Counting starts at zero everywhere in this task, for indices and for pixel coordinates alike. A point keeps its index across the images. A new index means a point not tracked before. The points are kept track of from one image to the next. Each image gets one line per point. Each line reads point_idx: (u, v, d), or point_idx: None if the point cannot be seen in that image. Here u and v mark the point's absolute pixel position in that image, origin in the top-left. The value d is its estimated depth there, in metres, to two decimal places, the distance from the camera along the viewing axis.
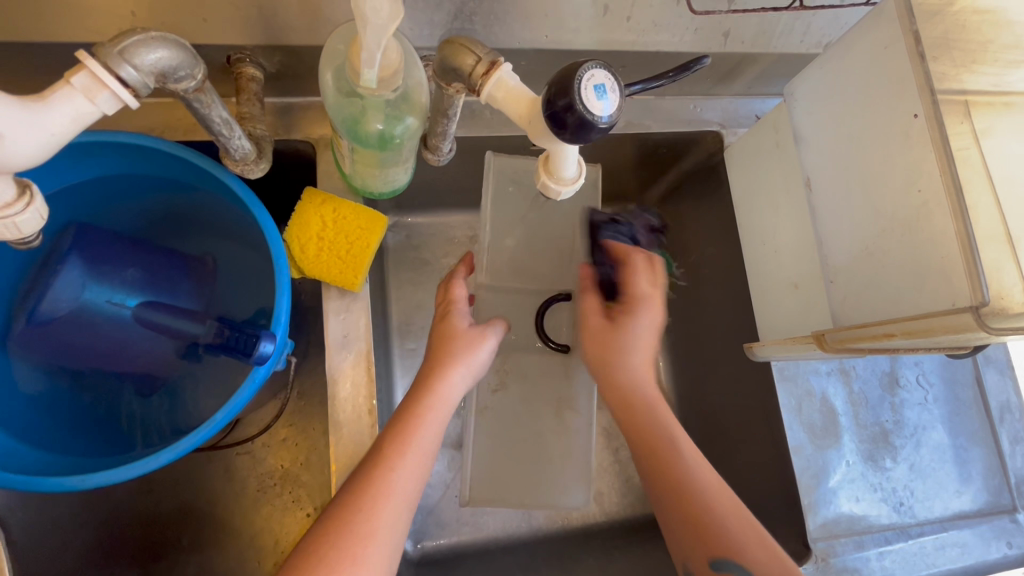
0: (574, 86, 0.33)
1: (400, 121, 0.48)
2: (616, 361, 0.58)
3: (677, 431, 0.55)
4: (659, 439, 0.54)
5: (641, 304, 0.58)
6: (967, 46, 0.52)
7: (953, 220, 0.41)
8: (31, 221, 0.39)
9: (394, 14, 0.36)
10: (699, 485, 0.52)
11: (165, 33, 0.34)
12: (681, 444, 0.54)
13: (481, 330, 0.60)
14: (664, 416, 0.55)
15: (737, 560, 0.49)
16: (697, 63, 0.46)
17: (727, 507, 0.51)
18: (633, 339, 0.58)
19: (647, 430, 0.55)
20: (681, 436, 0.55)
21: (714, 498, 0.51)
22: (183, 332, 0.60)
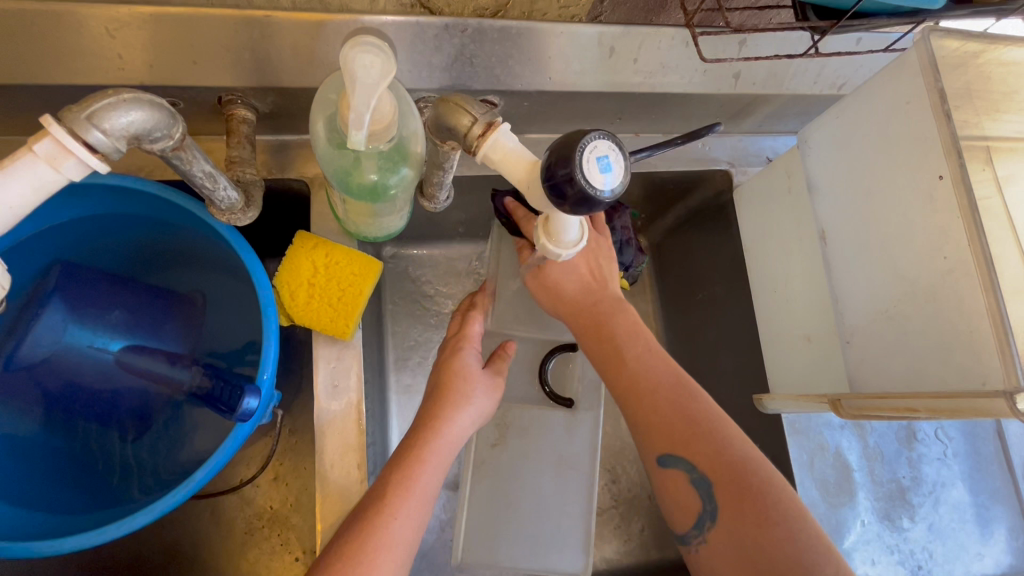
0: (575, 157, 0.30)
1: (394, 172, 0.46)
2: (558, 281, 0.55)
3: (629, 335, 0.52)
4: (608, 345, 0.52)
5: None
6: (991, 97, 0.49)
7: (983, 295, 0.38)
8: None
9: (385, 73, 0.34)
10: (646, 385, 0.49)
11: (138, 94, 0.32)
12: (630, 348, 0.52)
13: (490, 373, 0.57)
14: (614, 322, 0.53)
15: (687, 457, 0.47)
16: (708, 131, 0.50)
17: (672, 405, 0.48)
18: (556, 256, 0.55)
19: (597, 336, 0.53)
20: (636, 340, 0.52)
21: (657, 398, 0.49)
22: (165, 377, 0.57)
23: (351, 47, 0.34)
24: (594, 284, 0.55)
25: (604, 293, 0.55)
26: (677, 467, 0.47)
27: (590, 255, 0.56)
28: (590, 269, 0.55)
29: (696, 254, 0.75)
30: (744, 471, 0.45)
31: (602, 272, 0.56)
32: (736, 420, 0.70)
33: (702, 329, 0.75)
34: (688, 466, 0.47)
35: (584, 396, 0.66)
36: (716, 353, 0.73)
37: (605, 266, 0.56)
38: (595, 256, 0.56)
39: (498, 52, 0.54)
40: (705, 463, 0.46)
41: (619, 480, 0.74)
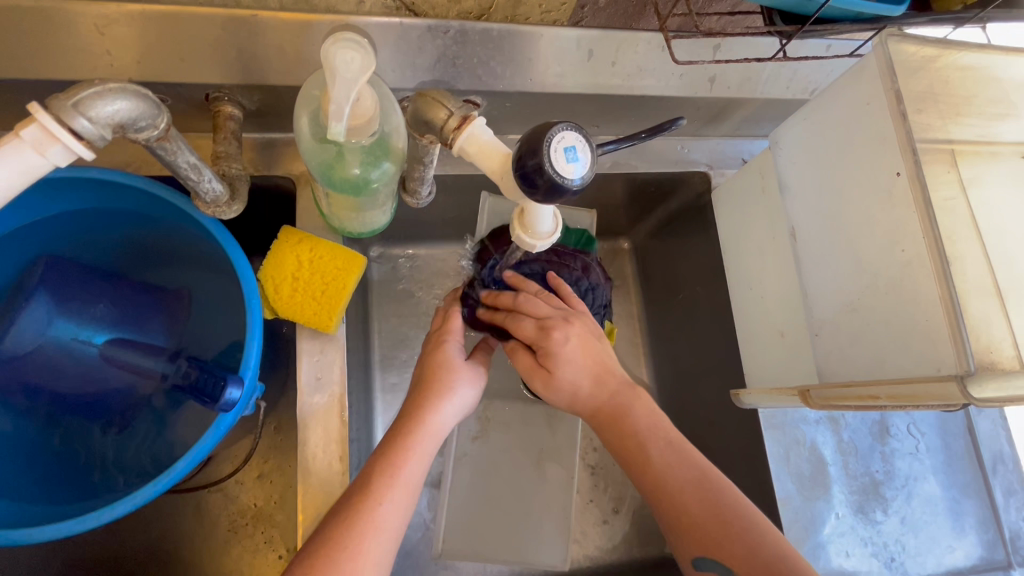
0: (543, 149, 0.32)
1: (376, 166, 0.47)
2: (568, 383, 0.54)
3: (650, 429, 0.52)
4: (630, 440, 0.52)
5: (545, 328, 0.54)
6: (951, 100, 0.52)
7: (937, 284, 0.40)
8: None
9: (365, 67, 0.36)
10: (672, 484, 0.49)
11: (124, 84, 0.33)
12: (654, 443, 0.51)
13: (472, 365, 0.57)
14: (633, 413, 0.53)
15: (723, 560, 0.47)
16: (672, 125, 0.48)
17: (701, 503, 0.48)
18: (563, 360, 0.53)
19: (618, 431, 0.53)
20: (658, 434, 0.52)
21: (686, 498, 0.49)
22: (149, 370, 0.58)
23: (333, 42, 0.35)
24: (605, 374, 0.54)
25: (617, 383, 0.54)
26: (712, 568, 0.48)
27: (590, 346, 0.54)
28: (595, 362, 0.54)
29: (677, 254, 0.77)
30: (777, 568, 0.45)
31: (604, 359, 0.55)
32: (715, 415, 0.72)
33: (683, 328, 0.77)
34: (724, 568, 0.47)
35: None
36: (696, 350, 0.75)
37: (605, 352, 0.56)
38: (596, 345, 0.55)
39: (481, 55, 0.56)
40: (739, 563, 0.46)
41: (602, 476, 0.75)
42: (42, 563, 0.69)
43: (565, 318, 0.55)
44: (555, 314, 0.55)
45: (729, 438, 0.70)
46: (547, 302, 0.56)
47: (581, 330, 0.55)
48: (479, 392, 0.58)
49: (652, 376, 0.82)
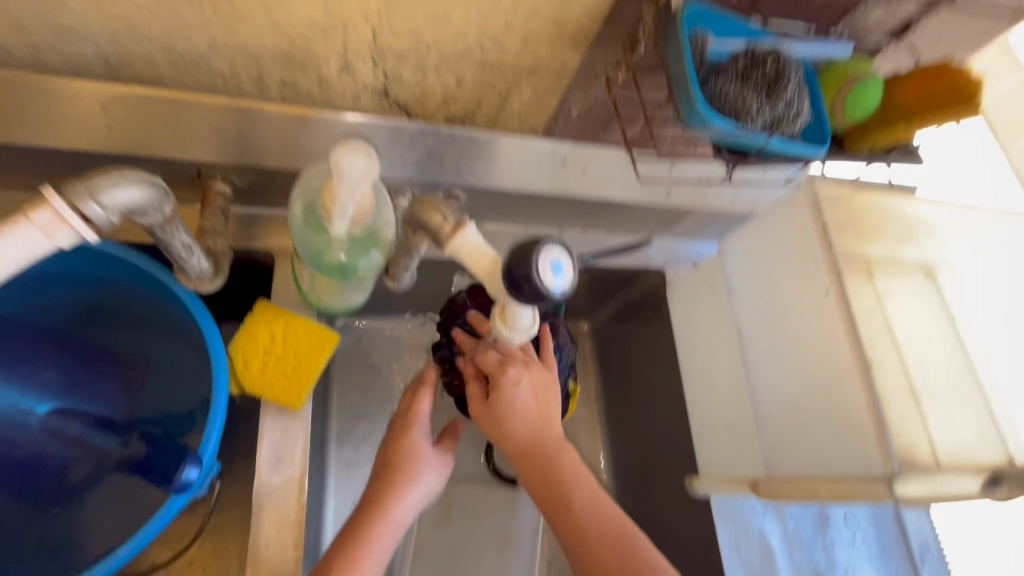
0: (532, 262, 0.35)
1: (365, 255, 0.49)
2: (505, 421, 0.52)
3: (576, 479, 0.50)
4: (553, 488, 0.50)
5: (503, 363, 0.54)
6: (866, 228, 0.61)
7: (864, 393, 0.46)
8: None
9: (371, 170, 0.40)
10: (590, 534, 0.48)
11: (139, 172, 0.35)
12: (578, 493, 0.50)
13: (441, 450, 0.58)
14: (561, 464, 0.51)
15: None
16: None
17: (617, 557, 0.47)
18: (508, 396, 0.52)
19: (543, 477, 0.51)
20: (581, 485, 0.50)
21: (604, 550, 0.48)
22: (95, 443, 0.55)
23: (340, 149, 0.39)
24: (543, 426, 0.52)
25: (552, 436, 0.52)
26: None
27: (540, 397, 0.53)
28: (539, 412, 0.53)
29: (633, 340, 0.81)
30: None
31: (550, 412, 0.53)
32: (670, 501, 0.74)
33: (639, 412, 0.80)
34: None
35: None
36: (651, 435, 0.78)
37: (554, 409, 0.54)
38: (546, 397, 0.54)
39: (466, 155, 0.61)
40: None
41: None
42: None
43: (527, 361, 0.55)
44: (520, 356, 0.55)
45: (683, 525, 0.72)
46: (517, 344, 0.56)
47: (538, 378, 0.54)
48: (444, 478, 0.58)
49: (608, 459, 0.84)
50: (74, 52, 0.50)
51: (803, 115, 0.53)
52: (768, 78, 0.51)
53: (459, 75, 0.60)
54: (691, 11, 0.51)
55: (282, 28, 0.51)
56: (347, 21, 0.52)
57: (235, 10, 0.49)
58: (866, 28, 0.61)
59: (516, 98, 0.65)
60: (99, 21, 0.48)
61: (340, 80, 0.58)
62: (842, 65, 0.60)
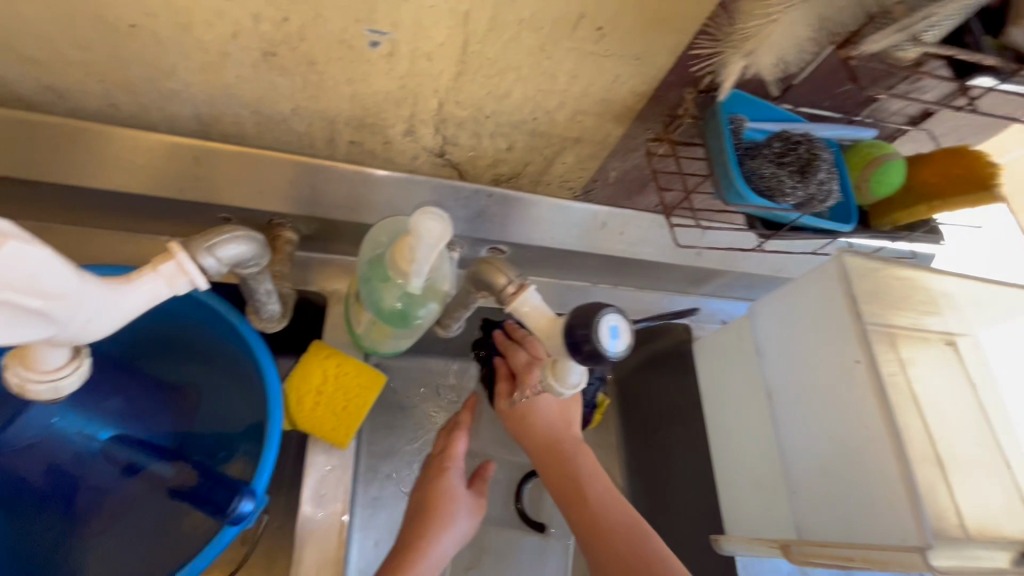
0: (594, 322, 0.39)
1: (422, 305, 0.53)
2: (530, 417, 0.61)
3: (590, 474, 0.57)
4: (570, 482, 0.57)
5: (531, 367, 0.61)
6: (892, 300, 0.63)
7: (896, 464, 0.48)
8: (39, 391, 0.34)
9: (444, 235, 0.44)
10: (601, 524, 0.54)
11: (248, 231, 0.40)
12: (592, 486, 0.56)
13: (476, 493, 0.59)
14: (576, 460, 0.58)
15: None
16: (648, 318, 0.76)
17: (627, 545, 0.52)
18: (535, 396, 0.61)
19: (561, 471, 0.58)
20: (596, 482, 0.57)
21: (615, 536, 0.53)
22: (148, 471, 0.58)
23: (421, 214, 0.43)
24: (563, 426, 0.60)
25: (569, 435, 0.60)
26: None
27: (561, 399, 0.62)
28: (559, 411, 0.61)
29: (657, 392, 0.82)
30: None
31: (569, 414, 0.61)
32: (693, 558, 0.74)
33: (663, 466, 0.81)
34: None
35: (557, 523, 0.70)
36: (671, 489, 0.78)
37: (573, 412, 0.62)
38: (567, 401, 0.62)
39: (513, 216, 0.66)
40: None
41: None
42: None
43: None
44: None
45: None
46: None
47: None
48: (478, 521, 0.59)
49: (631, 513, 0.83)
50: (173, 110, 0.55)
51: (833, 195, 0.57)
52: (801, 161, 0.56)
53: (511, 141, 0.65)
54: (731, 98, 0.56)
55: (360, 98, 0.56)
56: (418, 94, 0.56)
57: (322, 82, 0.53)
58: (889, 112, 0.66)
59: (559, 162, 0.69)
60: (201, 86, 0.52)
61: (403, 141, 0.63)
62: (868, 144, 0.65)
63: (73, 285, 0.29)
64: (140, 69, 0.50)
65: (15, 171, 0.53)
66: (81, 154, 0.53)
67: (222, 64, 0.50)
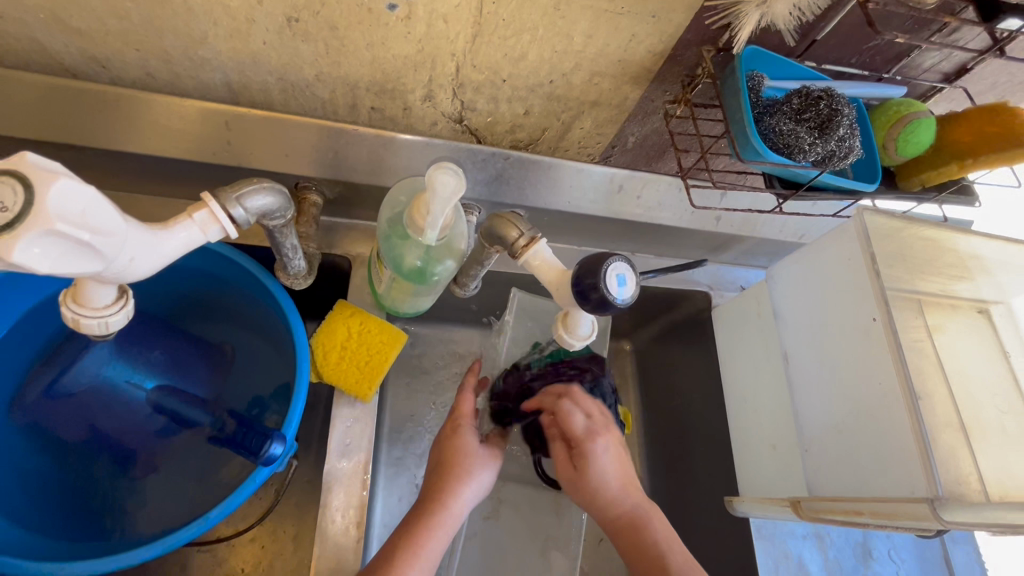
0: (601, 272, 0.40)
1: (439, 263, 0.55)
2: (595, 486, 0.57)
3: (665, 540, 0.55)
4: (647, 552, 0.55)
5: (591, 430, 0.58)
6: (917, 263, 0.62)
7: (910, 418, 0.48)
8: (92, 326, 0.37)
9: (458, 188, 0.45)
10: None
11: (273, 183, 0.42)
12: (668, 555, 0.54)
13: (486, 450, 0.61)
14: (649, 524, 0.56)
15: None
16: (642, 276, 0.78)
17: None
18: (598, 464, 0.57)
19: (634, 540, 0.56)
20: (672, 545, 0.55)
21: None
22: (190, 420, 0.61)
23: (437, 169, 0.45)
24: (628, 488, 0.58)
25: (637, 497, 0.58)
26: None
27: (622, 459, 0.59)
28: (623, 474, 0.58)
29: (674, 359, 0.82)
30: None
31: (629, 473, 0.59)
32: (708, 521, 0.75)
33: (679, 433, 0.81)
34: None
35: None
36: (687, 454, 0.79)
37: (630, 465, 0.60)
38: (625, 460, 0.60)
39: (530, 179, 0.67)
40: None
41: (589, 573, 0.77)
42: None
43: (606, 425, 0.60)
44: (599, 419, 0.60)
45: (717, 549, 0.73)
46: (594, 405, 0.61)
47: (618, 441, 0.60)
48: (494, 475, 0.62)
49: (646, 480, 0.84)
50: (204, 79, 0.58)
51: (854, 151, 0.55)
52: (821, 118, 0.54)
53: (528, 105, 0.66)
54: (747, 54, 0.55)
55: (379, 63, 0.58)
56: (437, 58, 0.57)
57: (343, 47, 0.55)
58: (921, 69, 0.64)
59: (577, 127, 0.69)
60: (229, 54, 0.55)
61: (422, 107, 0.64)
62: (896, 102, 0.63)
63: (119, 228, 0.32)
64: (174, 38, 0.53)
65: (55, 136, 0.56)
66: (120, 119, 0.57)
67: (249, 31, 0.52)
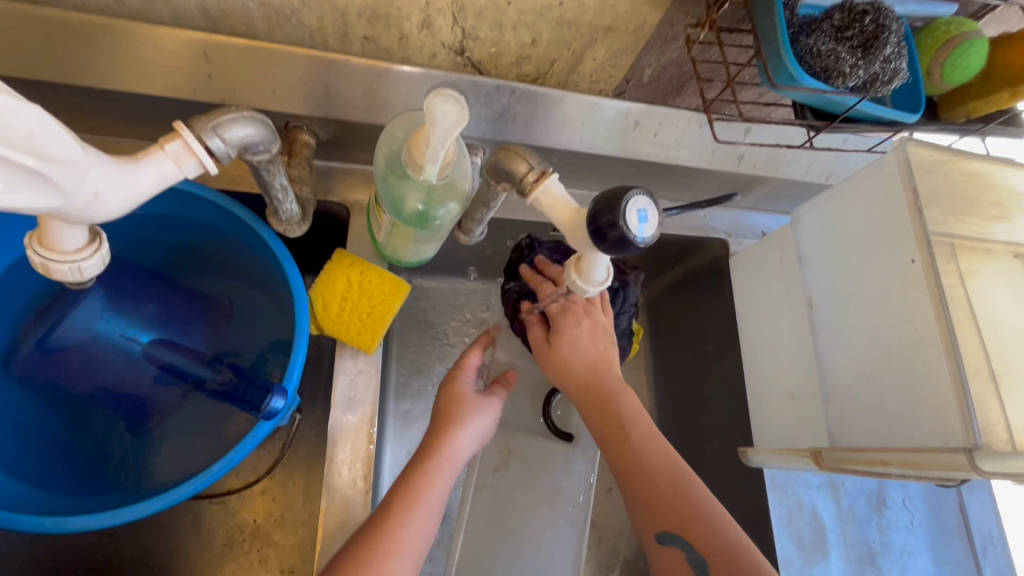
0: (620, 206, 0.37)
1: (441, 206, 0.51)
2: (566, 359, 0.60)
3: (633, 416, 0.56)
4: (612, 423, 0.56)
5: (565, 308, 0.62)
6: (957, 201, 0.58)
7: (948, 363, 0.45)
8: (63, 272, 0.35)
9: (461, 118, 0.41)
10: (646, 463, 0.53)
11: (253, 113, 0.39)
12: (634, 429, 0.55)
13: (485, 397, 0.60)
14: (617, 402, 0.57)
15: (684, 536, 0.50)
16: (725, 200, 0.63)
17: (669, 485, 0.51)
18: (567, 335, 0.61)
19: (599, 408, 0.57)
20: (639, 422, 0.55)
21: (658, 477, 0.52)
22: (189, 374, 0.58)
23: (435, 96, 0.40)
24: (600, 367, 0.59)
25: (608, 376, 0.59)
26: (674, 545, 0.50)
27: (598, 340, 0.61)
28: (595, 353, 0.60)
29: (688, 309, 0.79)
30: (732, 556, 0.47)
31: (607, 355, 0.60)
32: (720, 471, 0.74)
33: (691, 385, 0.79)
34: (684, 543, 0.49)
35: (583, 432, 0.70)
36: (700, 404, 0.77)
37: (609, 350, 0.61)
38: (603, 343, 0.61)
39: (538, 114, 0.62)
40: (700, 543, 0.49)
41: (598, 521, 0.77)
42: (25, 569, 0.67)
43: (586, 309, 0.63)
44: (581, 303, 0.63)
45: (729, 499, 0.72)
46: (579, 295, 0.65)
47: (597, 321, 0.62)
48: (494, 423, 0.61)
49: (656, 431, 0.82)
50: (177, 4, 0.52)
51: (899, 74, 0.50)
52: (865, 35, 0.49)
53: (536, 32, 0.59)
54: None
55: None
56: None
57: None
58: None
59: (589, 57, 0.63)
60: None
61: (419, 35, 0.58)
62: (945, 22, 0.57)
63: (73, 154, 0.29)
64: None
65: (17, 72, 0.51)
66: (88, 51, 0.52)
67: None
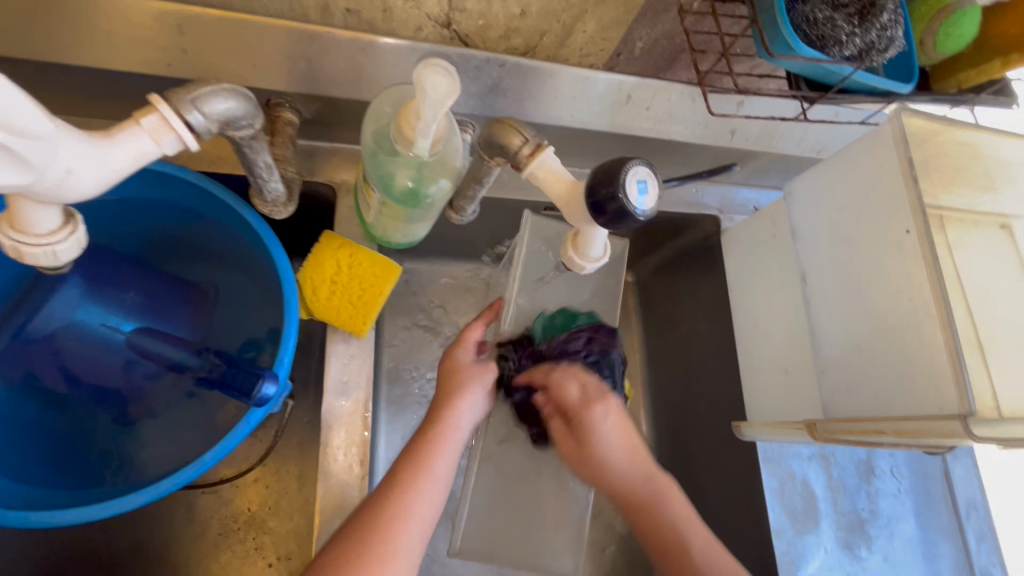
0: (619, 179, 0.37)
1: (433, 182, 0.50)
2: (601, 462, 0.58)
3: (686, 520, 0.56)
4: (668, 533, 0.56)
5: (585, 400, 0.59)
6: (947, 172, 0.58)
7: (942, 331, 0.45)
8: (35, 255, 0.34)
9: (452, 91, 0.39)
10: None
11: (234, 87, 0.37)
12: (691, 537, 0.55)
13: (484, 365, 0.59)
14: (666, 505, 0.57)
15: None
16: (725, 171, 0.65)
17: None
18: (598, 433, 0.58)
19: (648, 517, 0.57)
20: (694, 529, 0.56)
21: None
22: (174, 360, 0.57)
23: (425, 67, 0.38)
24: (641, 466, 0.58)
25: (650, 476, 0.58)
26: None
27: (625, 429, 0.59)
28: (629, 443, 0.59)
29: (681, 286, 0.79)
30: None
31: (637, 444, 0.59)
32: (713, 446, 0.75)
33: (685, 362, 0.79)
34: None
35: None
36: (693, 382, 0.78)
37: (636, 434, 0.60)
38: (630, 430, 0.60)
39: (529, 89, 0.60)
40: None
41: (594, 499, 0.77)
42: (13, 566, 0.66)
43: (603, 391, 0.60)
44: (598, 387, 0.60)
45: (723, 473, 0.73)
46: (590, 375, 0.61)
47: (618, 406, 0.60)
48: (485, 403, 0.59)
49: (650, 409, 0.83)
50: None
51: (895, 43, 0.49)
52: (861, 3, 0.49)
53: (525, 4, 0.57)
54: None
55: None
56: None
57: None
58: None
59: (580, 29, 0.61)
60: None
61: (404, 7, 0.55)
62: None
63: (45, 129, 0.28)
64: None
65: None
66: (53, 24, 0.49)
67: None
